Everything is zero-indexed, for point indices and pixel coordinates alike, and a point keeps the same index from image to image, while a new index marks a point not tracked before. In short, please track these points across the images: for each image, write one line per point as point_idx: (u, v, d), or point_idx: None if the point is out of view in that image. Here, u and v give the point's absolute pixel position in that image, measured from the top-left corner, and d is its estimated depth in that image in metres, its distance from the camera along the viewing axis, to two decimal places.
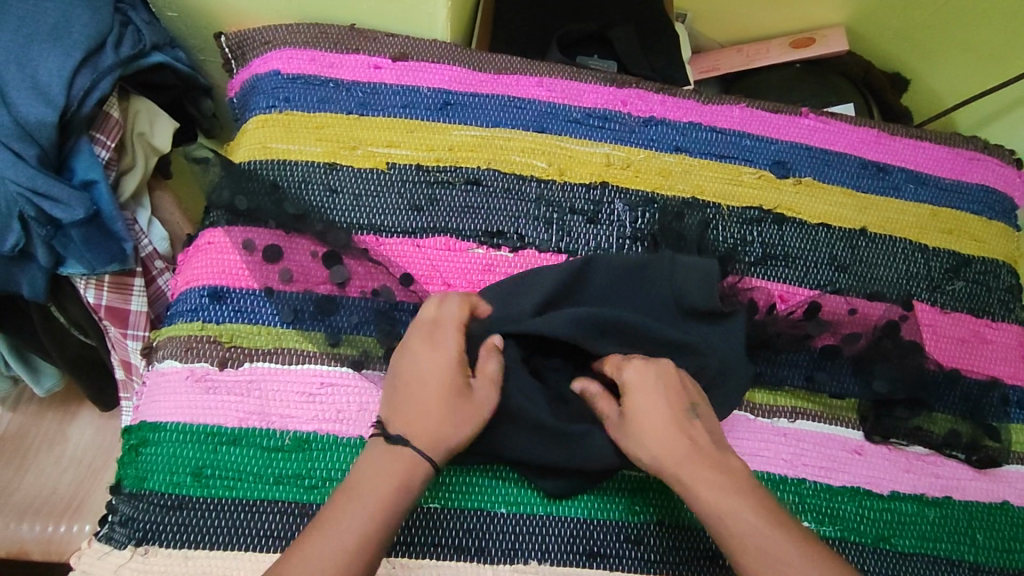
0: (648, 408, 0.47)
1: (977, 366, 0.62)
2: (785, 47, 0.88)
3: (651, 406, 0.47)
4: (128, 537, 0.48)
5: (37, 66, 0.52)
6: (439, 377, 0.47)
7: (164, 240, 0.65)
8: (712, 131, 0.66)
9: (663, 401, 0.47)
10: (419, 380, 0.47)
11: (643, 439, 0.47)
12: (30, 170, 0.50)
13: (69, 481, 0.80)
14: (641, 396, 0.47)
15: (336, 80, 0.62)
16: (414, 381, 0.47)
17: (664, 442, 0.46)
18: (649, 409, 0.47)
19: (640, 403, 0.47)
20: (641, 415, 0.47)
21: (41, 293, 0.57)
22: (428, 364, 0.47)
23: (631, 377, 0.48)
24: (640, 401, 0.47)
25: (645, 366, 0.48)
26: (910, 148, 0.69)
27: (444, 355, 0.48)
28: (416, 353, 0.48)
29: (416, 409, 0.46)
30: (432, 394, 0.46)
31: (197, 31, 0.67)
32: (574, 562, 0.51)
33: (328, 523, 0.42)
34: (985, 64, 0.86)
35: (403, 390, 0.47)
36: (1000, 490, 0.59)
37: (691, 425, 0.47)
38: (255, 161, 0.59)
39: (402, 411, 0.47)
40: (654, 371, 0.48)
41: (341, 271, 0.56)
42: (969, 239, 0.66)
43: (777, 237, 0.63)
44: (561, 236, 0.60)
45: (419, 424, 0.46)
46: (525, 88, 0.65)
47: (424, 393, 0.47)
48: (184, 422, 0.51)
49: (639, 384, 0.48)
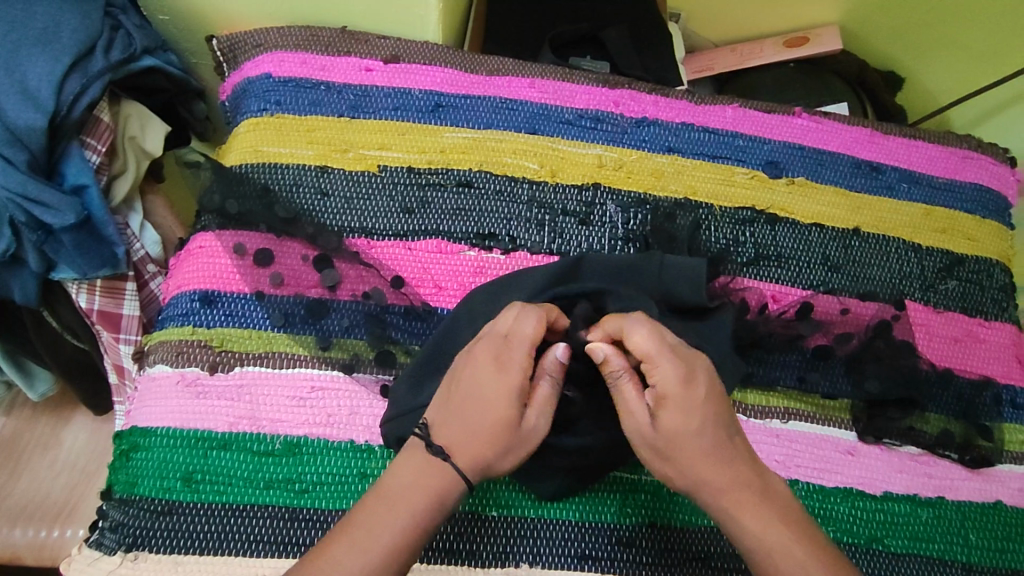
0: (687, 430, 0.43)
1: (970, 365, 0.62)
2: (779, 46, 0.88)
3: (692, 427, 0.43)
4: (119, 542, 0.49)
5: (26, 71, 0.52)
6: (496, 403, 0.43)
7: (157, 244, 0.64)
8: (705, 131, 0.66)
9: (704, 421, 0.43)
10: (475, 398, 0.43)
11: (679, 462, 0.43)
12: (19, 175, 0.50)
13: (63, 485, 0.80)
14: (679, 415, 0.43)
15: (327, 82, 0.62)
16: (471, 397, 0.43)
17: (707, 471, 0.43)
18: (687, 431, 0.43)
19: (677, 422, 0.43)
20: (680, 437, 0.43)
21: (33, 298, 0.57)
22: (490, 384, 0.43)
23: (671, 389, 0.43)
24: (680, 421, 0.43)
25: (684, 376, 0.43)
26: (903, 148, 0.69)
27: (505, 382, 0.43)
28: (476, 372, 0.44)
29: (465, 428, 0.43)
30: (486, 416, 0.43)
31: (189, 34, 0.66)
32: (566, 565, 0.51)
33: (355, 530, 0.40)
34: (979, 61, 0.86)
35: (456, 402, 0.44)
36: (994, 490, 0.59)
37: (734, 449, 0.44)
38: (246, 165, 0.59)
39: (453, 426, 0.43)
40: (695, 384, 0.43)
41: (332, 274, 0.57)
42: (962, 238, 0.66)
43: (770, 237, 0.63)
44: (553, 237, 0.60)
45: (469, 449, 0.43)
46: (517, 90, 0.64)
47: (479, 412, 0.43)
48: (175, 427, 0.51)
49: (679, 401, 0.43)
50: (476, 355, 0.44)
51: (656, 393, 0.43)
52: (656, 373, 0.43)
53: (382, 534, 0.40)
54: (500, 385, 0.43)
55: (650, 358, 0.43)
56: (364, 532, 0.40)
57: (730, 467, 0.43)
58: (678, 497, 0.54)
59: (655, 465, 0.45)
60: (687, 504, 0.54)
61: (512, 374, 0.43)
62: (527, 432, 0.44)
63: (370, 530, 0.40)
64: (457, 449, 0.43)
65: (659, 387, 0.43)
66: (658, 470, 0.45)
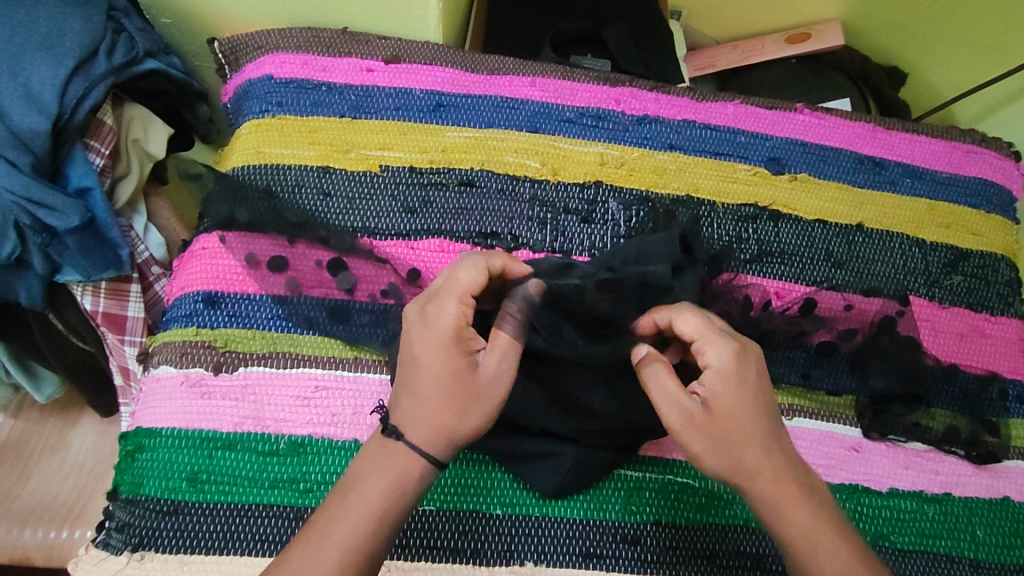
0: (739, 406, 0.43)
1: (976, 361, 0.62)
2: (781, 43, 0.88)
3: (746, 402, 0.43)
4: (125, 543, 0.49)
5: (29, 74, 0.53)
6: (433, 357, 0.43)
7: (162, 245, 0.65)
8: (706, 128, 0.66)
9: (754, 398, 0.44)
10: (413, 361, 0.44)
11: (731, 443, 0.42)
12: (24, 178, 0.51)
13: (71, 486, 0.81)
14: (732, 387, 0.43)
15: (329, 83, 0.62)
16: (412, 357, 0.44)
17: (758, 450, 0.43)
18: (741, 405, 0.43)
19: (729, 396, 0.43)
20: (733, 414, 0.43)
21: (38, 301, 0.57)
22: (422, 342, 0.43)
23: (726, 361, 0.43)
24: (732, 394, 0.43)
25: (738, 352, 0.44)
26: (907, 143, 0.68)
27: (439, 333, 0.43)
28: (412, 331, 0.44)
29: (412, 393, 0.43)
30: (428, 374, 0.43)
31: (191, 37, 0.67)
32: (572, 563, 0.51)
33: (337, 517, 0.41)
34: (982, 56, 0.85)
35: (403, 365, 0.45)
36: (1001, 486, 0.58)
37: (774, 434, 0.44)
38: (249, 166, 0.59)
39: (403, 394, 0.44)
40: (746, 357, 0.44)
41: (347, 277, 0.57)
42: (967, 233, 0.66)
43: (773, 234, 0.62)
44: (555, 236, 0.60)
45: (422, 415, 0.43)
46: (518, 88, 0.64)
47: (422, 374, 0.43)
48: (180, 427, 0.52)
49: (735, 375, 0.43)
50: (409, 318, 0.45)
51: (711, 369, 0.44)
52: (709, 348, 0.44)
53: (361, 516, 0.41)
54: (433, 341, 0.43)
55: (701, 334, 0.45)
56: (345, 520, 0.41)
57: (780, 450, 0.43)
58: (683, 494, 0.54)
59: (707, 454, 0.43)
60: (692, 502, 0.54)
61: (441, 325, 0.43)
62: (483, 380, 0.43)
63: (350, 515, 0.41)
64: (409, 420, 0.43)
65: (713, 362, 0.44)
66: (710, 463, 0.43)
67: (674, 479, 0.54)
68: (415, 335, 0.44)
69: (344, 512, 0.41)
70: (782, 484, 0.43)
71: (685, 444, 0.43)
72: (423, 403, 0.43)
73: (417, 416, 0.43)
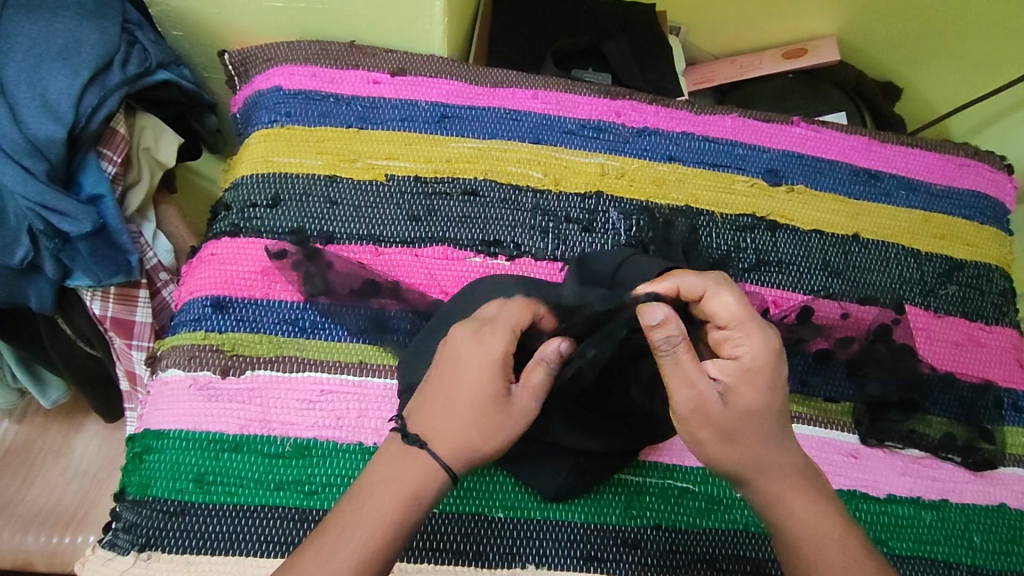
0: (758, 407, 0.42)
1: (971, 369, 0.63)
2: (778, 58, 0.89)
3: (764, 403, 0.42)
4: (132, 543, 0.49)
5: (47, 84, 0.54)
6: (474, 376, 0.43)
7: (170, 252, 0.66)
8: (705, 140, 0.67)
9: (776, 399, 0.43)
10: (452, 374, 0.43)
11: (742, 440, 0.42)
12: (39, 185, 0.52)
13: (74, 492, 0.81)
14: (756, 387, 0.42)
15: (335, 95, 0.64)
16: (448, 370, 0.44)
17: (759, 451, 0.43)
18: (758, 407, 0.42)
19: (751, 399, 0.42)
20: (749, 412, 0.42)
21: (48, 305, 0.59)
22: (470, 357, 0.43)
23: (758, 360, 0.42)
24: (756, 395, 0.42)
25: (771, 349, 0.42)
26: (901, 155, 0.70)
27: (488, 354, 0.43)
28: (461, 346, 0.44)
29: (443, 409, 0.43)
30: (464, 390, 0.43)
31: (202, 50, 0.68)
32: (573, 566, 0.52)
33: (356, 513, 0.41)
34: (975, 70, 0.88)
35: (437, 375, 0.44)
36: (997, 493, 0.59)
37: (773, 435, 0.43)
38: (258, 175, 0.61)
39: (433, 404, 0.43)
40: (777, 362, 0.43)
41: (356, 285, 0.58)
42: (961, 244, 0.67)
43: (770, 244, 0.64)
44: (557, 244, 0.61)
45: (446, 436, 0.42)
46: (521, 101, 0.66)
47: (461, 393, 0.43)
48: (188, 429, 0.53)
49: (760, 373, 0.42)
50: (455, 331, 0.45)
51: (738, 363, 0.42)
52: (744, 343, 0.42)
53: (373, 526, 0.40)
54: (478, 360, 0.43)
55: (737, 324, 0.42)
56: (360, 518, 0.41)
57: (789, 452, 0.44)
58: (683, 498, 0.55)
59: (712, 444, 0.42)
60: (692, 506, 0.54)
61: (491, 347, 0.43)
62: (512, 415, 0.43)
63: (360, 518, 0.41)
64: (434, 432, 0.43)
65: (743, 357, 0.42)
66: (712, 450, 0.42)
67: (674, 484, 0.55)
68: (458, 347, 0.44)
69: (351, 523, 0.41)
70: (774, 485, 0.43)
71: (689, 427, 0.42)
72: (452, 416, 0.43)
73: (445, 431, 0.42)
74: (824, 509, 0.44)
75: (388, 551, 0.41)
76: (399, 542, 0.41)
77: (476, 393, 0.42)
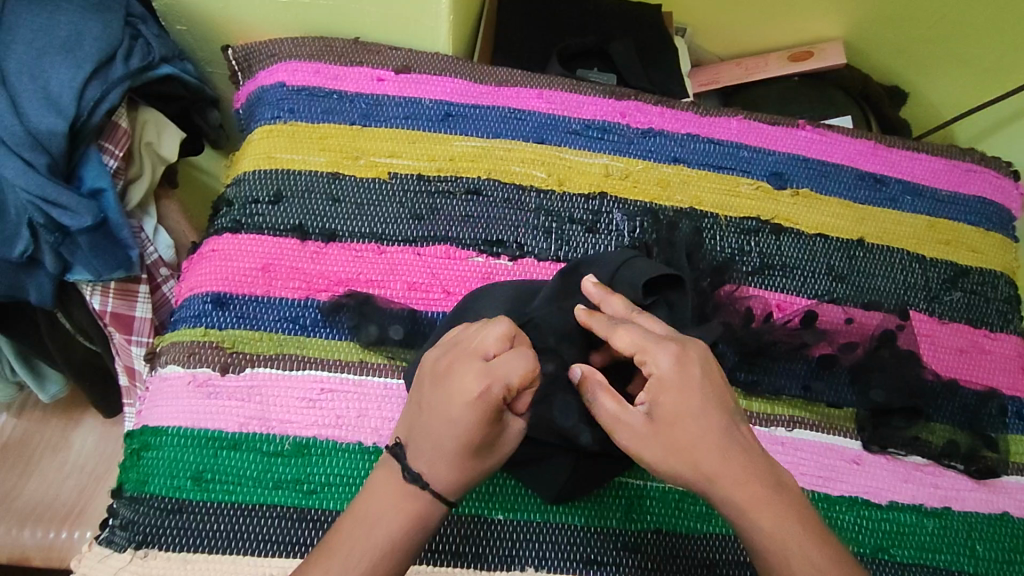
0: (688, 414, 0.41)
1: (975, 376, 0.62)
2: (784, 61, 0.89)
3: (696, 408, 0.41)
4: (128, 540, 0.49)
5: (49, 77, 0.53)
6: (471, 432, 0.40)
7: (170, 248, 0.66)
8: (710, 142, 0.67)
9: (703, 402, 0.42)
10: (439, 416, 0.41)
11: (684, 446, 0.41)
12: (40, 178, 0.51)
13: (72, 486, 0.81)
14: (680, 395, 0.41)
15: (340, 91, 0.63)
16: (433, 410, 0.41)
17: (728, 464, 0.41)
18: (689, 412, 0.41)
19: (677, 405, 0.41)
20: (681, 418, 0.41)
21: (48, 300, 0.58)
22: (463, 412, 0.40)
23: (669, 369, 0.42)
24: (682, 403, 0.41)
25: (678, 356, 0.42)
26: (907, 160, 0.69)
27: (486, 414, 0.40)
28: (461, 396, 0.40)
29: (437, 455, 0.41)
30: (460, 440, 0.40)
31: (206, 44, 0.68)
32: (572, 569, 0.52)
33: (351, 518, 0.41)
34: (982, 77, 0.88)
35: (423, 411, 0.42)
36: (1000, 501, 0.59)
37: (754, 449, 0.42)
38: (261, 171, 0.60)
39: (419, 439, 0.42)
40: (689, 363, 0.42)
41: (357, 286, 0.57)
42: (966, 250, 0.67)
43: (774, 247, 0.63)
44: (560, 245, 0.61)
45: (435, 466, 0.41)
46: (525, 100, 0.65)
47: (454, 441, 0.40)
48: (187, 426, 0.52)
49: (677, 381, 0.42)
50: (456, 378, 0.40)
51: (653, 378, 0.42)
52: (650, 357, 0.42)
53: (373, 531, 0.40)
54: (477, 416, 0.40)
55: (639, 348, 0.42)
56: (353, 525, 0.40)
57: (735, 454, 0.41)
58: (683, 503, 0.54)
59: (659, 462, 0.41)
60: (694, 511, 0.54)
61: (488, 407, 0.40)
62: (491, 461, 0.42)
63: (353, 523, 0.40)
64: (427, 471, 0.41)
65: (657, 369, 0.42)
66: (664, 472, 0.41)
67: (674, 488, 0.55)
68: (449, 387, 0.41)
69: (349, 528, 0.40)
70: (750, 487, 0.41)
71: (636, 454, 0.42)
72: (436, 457, 0.41)
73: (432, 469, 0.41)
74: (786, 514, 0.40)
75: (394, 551, 0.41)
76: (408, 548, 0.41)
77: (463, 441, 0.40)
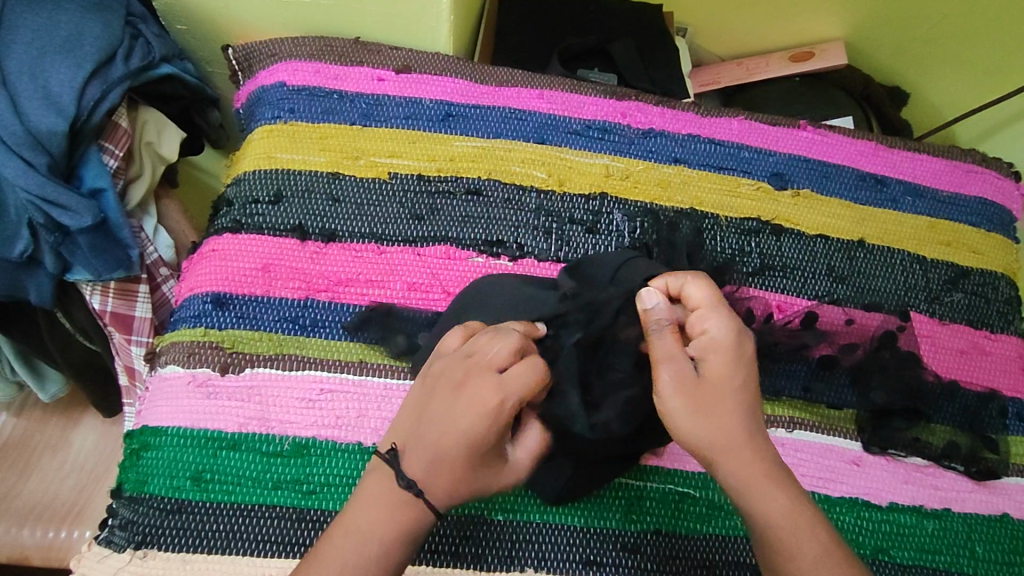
0: (725, 383, 0.44)
1: (975, 377, 0.62)
2: (785, 61, 0.89)
3: (734, 379, 0.44)
4: (127, 540, 0.49)
5: (49, 77, 0.53)
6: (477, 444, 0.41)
7: (170, 247, 0.66)
8: (711, 143, 0.67)
9: (740, 378, 0.44)
10: (446, 426, 0.41)
11: (712, 410, 0.43)
12: (40, 177, 0.51)
13: (71, 486, 0.81)
14: (725, 362, 0.44)
15: (340, 91, 0.63)
16: (440, 419, 0.41)
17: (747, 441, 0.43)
18: (728, 380, 0.44)
19: (719, 371, 0.44)
20: (720, 383, 0.44)
21: (47, 300, 0.58)
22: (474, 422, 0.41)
23: (724, 336, 0.44)
24: (723, 369, 0.44)
25: (735, 327, 0.45)
26: (908, 161, 0.69)
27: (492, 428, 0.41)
28: (473, 408, 0.41)
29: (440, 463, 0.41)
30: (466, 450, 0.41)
31: (206, 44, 0.68)
32: (572, 570, 0.52)
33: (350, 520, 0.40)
34: (983, 77, 0.88)
35: (427, 420, 0.42)
36: (1000, 503, 0.59)
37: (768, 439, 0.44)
38: (261, 171, 0.60)
39: (421, 447, 0.41)
40: (743, 337, 0.45)
41: (357, 287, 0.57)
42: (966, 251, 0.67)
43: (775, 248, 0.63)
44: (560, 245, 0.61)
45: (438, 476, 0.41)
46: (526, 100, 0.65)
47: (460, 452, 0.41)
48: (186, 426, 0.52)
49: (726, 348, 0.44)
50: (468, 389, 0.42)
51: (706, 337, 0.44)
52: (710, 319, 0.45)
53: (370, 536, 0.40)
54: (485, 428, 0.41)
55: (708, 307, 0.45)
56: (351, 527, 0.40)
57: (755, 435, 0.43)
58: (683, 504, 0.54)
59: (683, 416, 0.43)
60: (694, 512, 0.54)
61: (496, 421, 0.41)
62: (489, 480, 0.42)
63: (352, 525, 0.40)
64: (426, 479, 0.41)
65: (710, 331, 0.44)
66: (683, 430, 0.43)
67: (674, 489, 0.55)
68: (461, 399, 0.41)
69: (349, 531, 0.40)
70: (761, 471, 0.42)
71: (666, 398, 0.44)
72: (438, 465, 0.41)
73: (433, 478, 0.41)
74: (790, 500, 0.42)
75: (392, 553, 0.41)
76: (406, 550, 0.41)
77: (468, 451, 0.41)
